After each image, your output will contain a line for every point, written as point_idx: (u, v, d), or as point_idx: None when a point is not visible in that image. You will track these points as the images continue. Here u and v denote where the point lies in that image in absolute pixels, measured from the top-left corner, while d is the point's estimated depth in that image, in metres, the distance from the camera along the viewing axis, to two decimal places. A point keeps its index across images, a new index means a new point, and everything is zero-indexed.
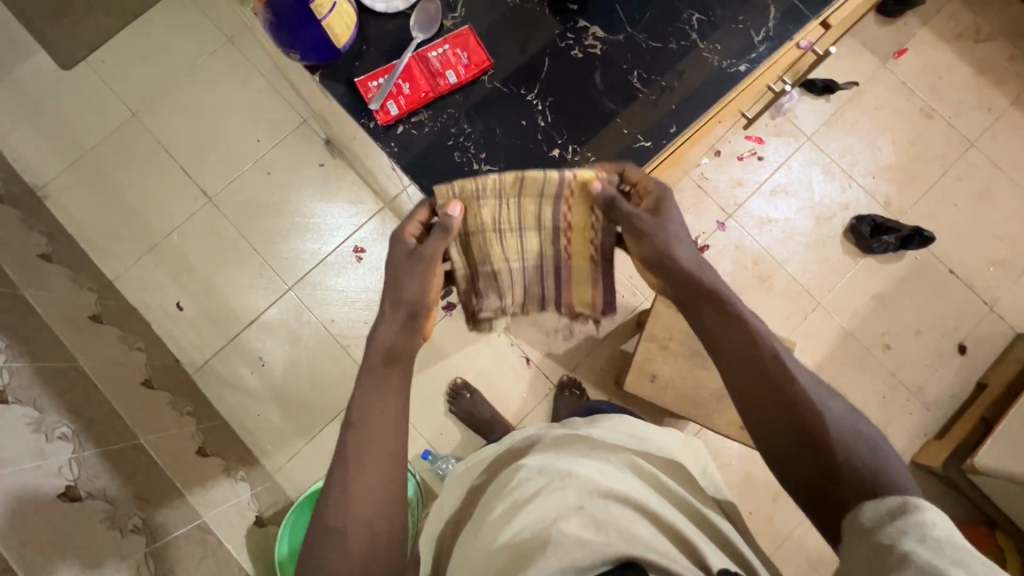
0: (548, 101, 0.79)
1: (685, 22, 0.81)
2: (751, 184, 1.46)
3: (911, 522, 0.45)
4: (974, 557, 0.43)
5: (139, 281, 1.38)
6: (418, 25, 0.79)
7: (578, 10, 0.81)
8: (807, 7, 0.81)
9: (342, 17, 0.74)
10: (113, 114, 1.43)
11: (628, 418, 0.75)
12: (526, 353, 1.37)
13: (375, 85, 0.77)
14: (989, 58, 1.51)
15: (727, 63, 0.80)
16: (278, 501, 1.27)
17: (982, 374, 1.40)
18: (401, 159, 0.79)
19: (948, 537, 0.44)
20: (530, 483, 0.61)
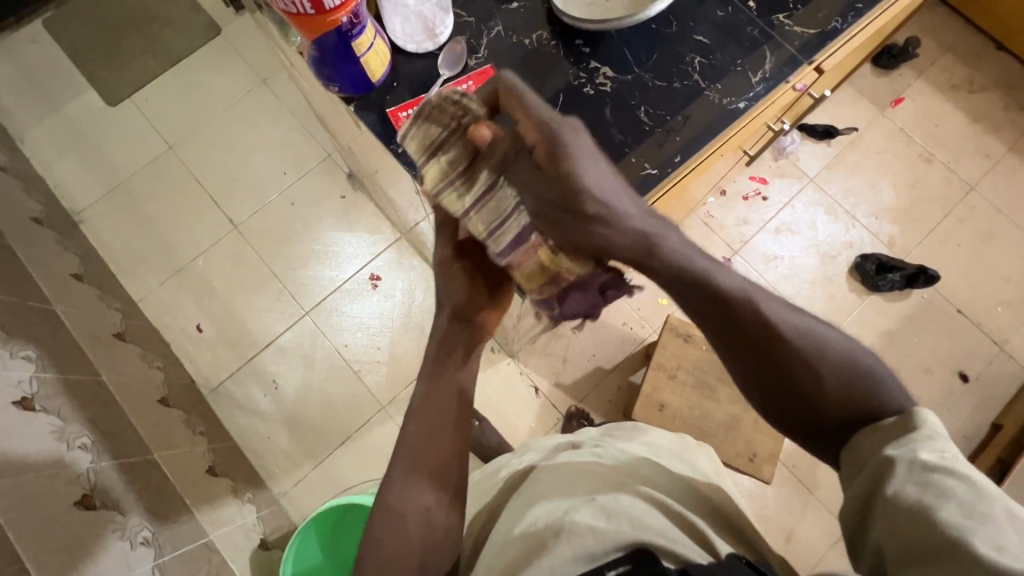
0: None
1: (688, 64, 0.87)
2: (756, 223, 1.50)
3: (900, 450, 0.48)
4: (964, 476, 0.44)
5: (162, 303, 1.43)
6: (446, 64, 0.86)
7: (589, 53, 0.88)
8: (801, 53, 0.87)
9: (378, 55, 0.81)
10: (152, 145, 1.53)
11: (643, 428, 0.76)
12: (535, 382, 1.38)
13: (404, 115, 0.84)
14: (984, 107, 1.58)
15: (727, 101, 0.86)
16: (284, 526, 1.27)
17: (996, 415, 1.38)
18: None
19: (938, 461, 0.45)
20: (545, 485, 0.64)
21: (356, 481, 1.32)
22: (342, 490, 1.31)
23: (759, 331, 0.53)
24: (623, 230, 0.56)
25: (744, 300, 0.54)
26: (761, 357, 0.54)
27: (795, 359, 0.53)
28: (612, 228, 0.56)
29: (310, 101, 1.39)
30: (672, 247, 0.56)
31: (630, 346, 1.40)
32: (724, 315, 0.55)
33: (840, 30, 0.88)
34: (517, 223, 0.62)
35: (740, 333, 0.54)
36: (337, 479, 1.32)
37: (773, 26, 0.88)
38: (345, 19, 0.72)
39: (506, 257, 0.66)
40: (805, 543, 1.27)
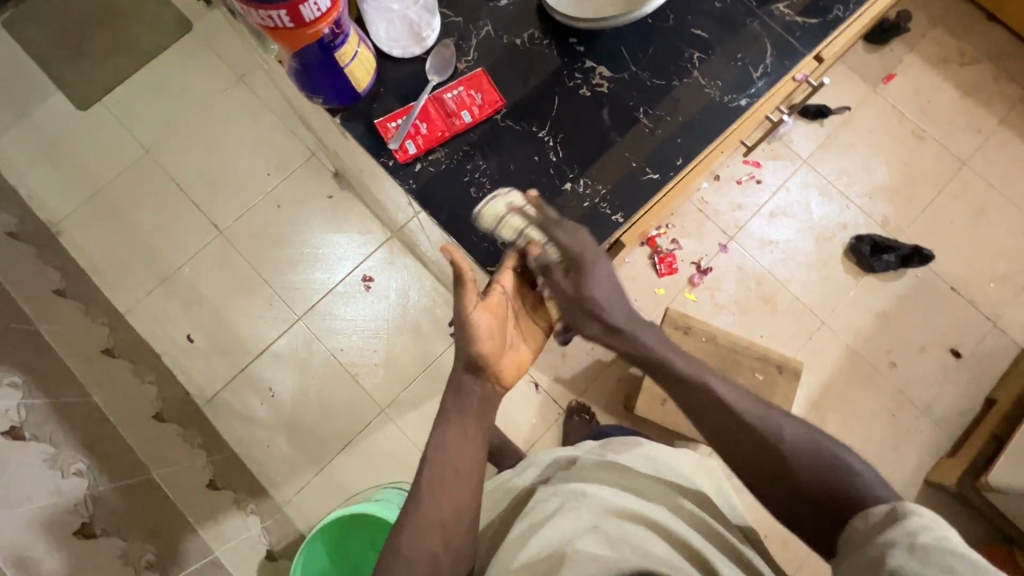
0: (559, 138, 0.83)
1: (687, 60, 0.84)
2: (750, 207, 1.49)
3: (902, 532, 0.52)
4: (963, 558, 0.48)
5: (150, 313, 1.39)
6: (434, 70, 0.83)
7: (584, 51, 0.84)
8: (801, 42, 0.85)
9: (363, 63, 0.78)
10: (127, 150, 1.47)
11: (643, 441, 0.76)
12: (535, 378, 1.37)
13: (393, 126, 0.81)
14: (975, 80, 1.56)
15: (729, 97, 0.84)
16: (290, 534, 1.26)
17: (990, 389, 1.39)
18: (418, 196, 0.81)
19: (938, 543, 0.49)
20: (547, 505, 0.68)
21: (359, 486, 1.31)
22: (345, 494, 1.31)
23: (739, 426, 0.65)
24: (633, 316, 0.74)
25: (721, 391, 0.67)
26: (734, 433, 0.65)
27: (767, 451, 0.63)
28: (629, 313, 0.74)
29: (291, 100, 1.34)
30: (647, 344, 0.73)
31: None
32: (695, 399, 0.68)
33: (841, 19, 0.85)
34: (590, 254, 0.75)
35: (719, 424, 0.66)
36: (341, 484, 1.31)
37: (774, 17, 0.85)
38: (327, 31, 0.68)
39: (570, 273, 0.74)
40: None
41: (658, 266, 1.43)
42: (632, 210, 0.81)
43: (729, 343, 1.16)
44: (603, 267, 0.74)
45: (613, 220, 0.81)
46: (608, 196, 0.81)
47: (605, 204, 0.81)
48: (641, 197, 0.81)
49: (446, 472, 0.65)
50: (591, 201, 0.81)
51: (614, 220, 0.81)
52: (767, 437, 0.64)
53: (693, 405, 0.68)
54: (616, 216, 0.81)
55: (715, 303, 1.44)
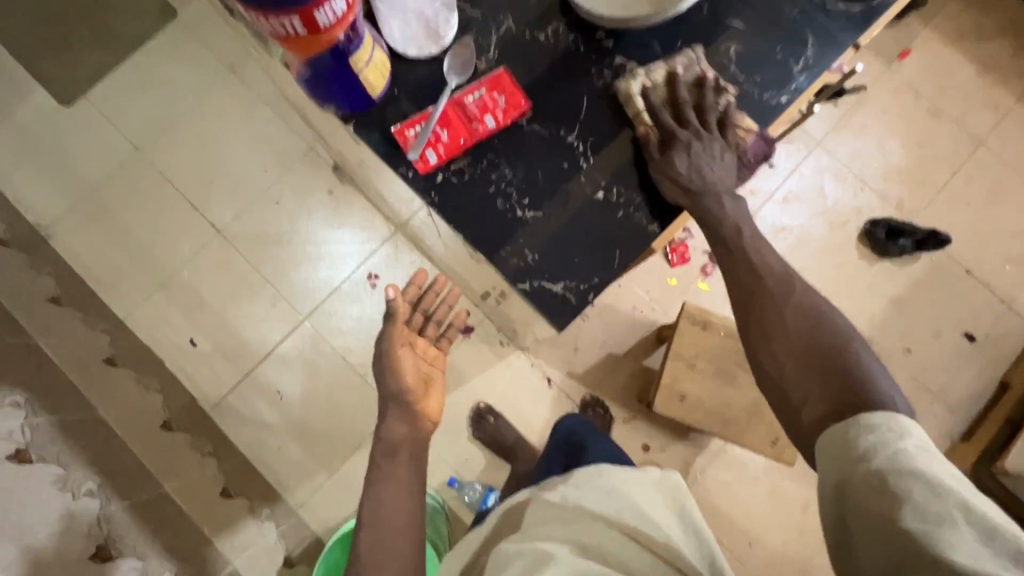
0: (590, 142, 0.79)
1: (724, 54, 0.80)
2: (763, 193, 1.45)
3: (876, 441, 0.56)
4: (920, 463, 0.53)
5: (150, 318, 1.35)
6: (453, 70, 0.79)
7: (613, 47, 0.80)
8: (844, 32, 0.81)
9: (377, 67, 0.73)
10: (117, 149, 1.41)
11: (601, 471, 0.81)
12: (547, 373, 1.36)
13: (412, 133, 0.77)
14: (993, 55, 1.52)
15: (768, 95, 0.80)
16: (305, 538, 1.26)
17: (1004, 373, 1.39)
18: (441, 209, 0.78)
19: (896, 454, 0.54)
20: (512, 568, 0.73)
21: None
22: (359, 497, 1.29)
23: (816, 331, 0.69)
24: (719, 183, 0.77)
25: (800, 300, 0.73)
26: (810, 332, 0.69)
27: (834, 356, 0.66)
28: (716, 184, 0.77)
29: (285, 92, 1.28)
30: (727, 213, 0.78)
31: (642, 329, 1.37)
32: (775, 285, 0.74)
33: (886, 5, 0.81)
34: (709, 142, 0.77)
35: (806, 341, 0.69)
36: (354, 486, 1.30)
37: (816, 5, 0.81)
38: (343, 36, 0.63)
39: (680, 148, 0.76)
40: None
41: (670, 256, 1.39)
42: (668, 219, 0.79)
43: None
44: (702, 143, 0.76)
45: (649, 230, 0.79)
46: (643, 205, 0.79)
47: (640, 213, 0.79)
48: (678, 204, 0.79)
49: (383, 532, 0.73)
50: (625, 210, 0.79)
51: (651, 230, 0.79)
52: (829, 343, 0.68)
53: (787, 320, 0.71)
54: (652, 226, 0.79)
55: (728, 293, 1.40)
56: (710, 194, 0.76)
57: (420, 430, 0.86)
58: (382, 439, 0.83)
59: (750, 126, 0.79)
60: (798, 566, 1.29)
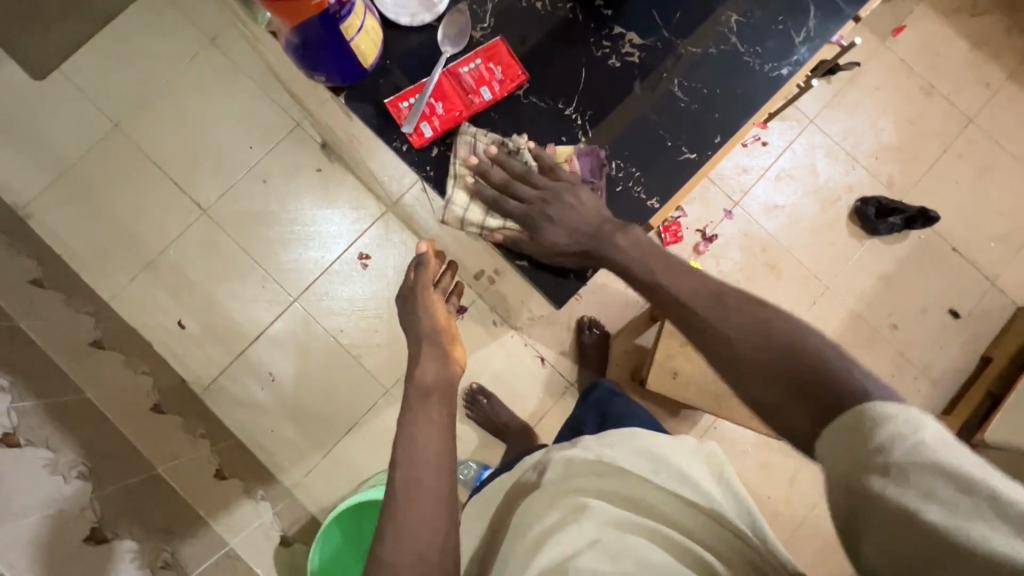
0: (587, 116, 0.78)
1: (724, 25, 0.80)
2: (756, 170, 1.45)
3: (885, 441, 0.46)
4: (946, 468, 0.42)
5: (137, 300, 1.32)
6: (448, 39, 0.77)
7: (613, 16, 0.79)
8: (844, 3, 0.80)
9: (369, 35, 0.71)
10: (96, 125, 1.36)
11: (638, 432, 0.85)
12: (540, 353, 1.36)
13: (405, 105, 0.75)
14: (986, 32, 1.51)
15: (769, 67, 0.79)
16: (302, 517, 1.26)
17: (986, 348, 1.42)
18: (437, 183, 0.76)
19: (913, 458, 0.44)
20: (549, 517, 0.74)
21: (370, 467, 1.30)
22: (356, 477, 1.30)
23: (776, 354, 0.58)
24: (606, 227, 0.71)
25: (742, 308, 0.62)
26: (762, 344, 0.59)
27: (812, 385, 0.54)
28: (599, 225, 0.71)
29: (270, 65, 1.23)
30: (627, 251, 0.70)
31: (635, 307, 1.38)
32: (721, 309, 0.63)
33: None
34: (567, 190, 0.72)
35: (760, 361, 0.58)
36: (350, 466, 1.30)
37: None
38: (333, 1, 0.61)
39: (546, 215, 0.71)
40: (808, 484, 1.35)
41: (663, 235, 1.39)
42: (667, 194, 0.78)
43: None
44: (555, 203, 0.71)
45: (648, 206, 0.78)
46: (643, 180, 0.78)
47: (639, 188, 0.78)
48: (677, 180, 0.78)
49: (423, 472, 0.67)
50: (624, 184, 0.78)
51: (650, 205, 0.78)
52: (794, 354, 0.57)
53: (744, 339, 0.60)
54: (652, 202, 0.78)
55: (720, 271, 1.41)
56: (606, 239, 0.70)
57: (451, 373, 0.79)
58: (416, 380, 0.76)
59: (567, 153, 0.76)
60: (784, 535, 1.33)
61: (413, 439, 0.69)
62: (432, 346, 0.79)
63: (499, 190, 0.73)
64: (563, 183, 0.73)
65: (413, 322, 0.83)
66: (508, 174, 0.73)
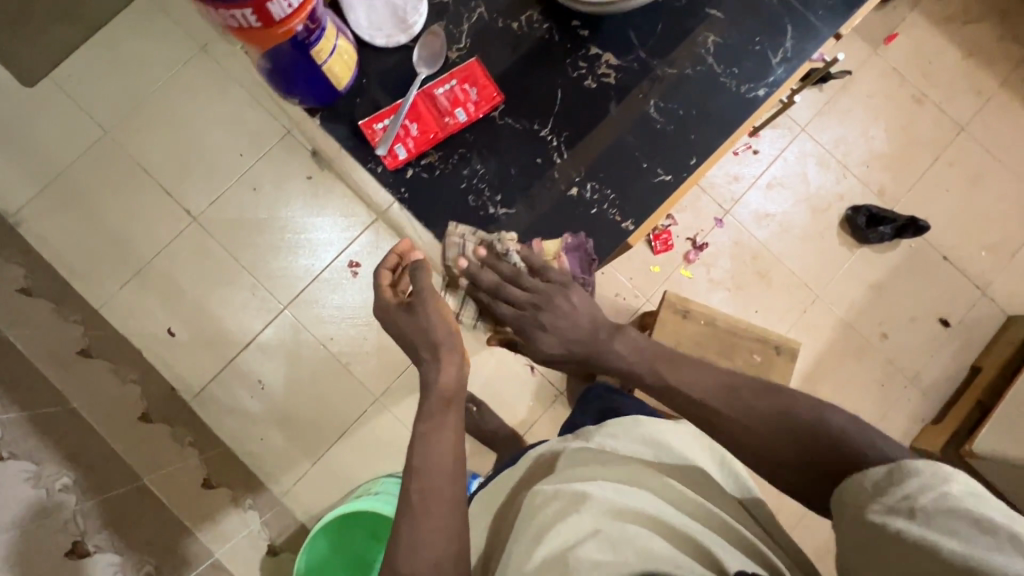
0: (563, 137, 0.79)
1: (702, 45, 0.80)
2: (747, 179, 1.45)
3: (906, 484, 0.51)
4: (969, 515, 0.47)
5: (126, 308, 1.32)
6: (422, 60, 0.77)
7: (589, 36, 0.79)
8: (822, 22, 0.80)
9: (342, 57, 0.71)
10: (86, 132, 1.36)
11: (639, 417, 0.85)
12: (530, 361, 1.36)
13: (380, 127, 0.76)
14: (978, 39, 1.51)
15: (746, 87, 0.79)
16: (290, 526, 1.26)
17: (976, 357, 1.42)
18: (411, 205, 0.78)
19: (939, 504, 0.48)
20: (550, 507, 0.74)
21: (358, 475, 1.30)
22: (345, 485, 1.30)
23: (792, 425, 0.63)
24: (598, 331, 0.75)
25: (753, 400, 0.66)
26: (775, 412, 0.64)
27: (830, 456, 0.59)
28: (589, 331, 0.74)
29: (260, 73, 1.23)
30: (622, 355, 0.74)
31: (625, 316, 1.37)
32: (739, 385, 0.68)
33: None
34: (558, 295, 0.74)
35: (781, 430, 0.63)
36: (339, 474, 1.30)
37: None
38: (303, 27, 0.62)
39: (538, 323, 0.73)
40: None
41: (654, 244, 1.39)
42: (643, 217, 0.79)
43: (728, 326, 1.13)
44: (547, 311, 0.73)
45: (623, 228, 0.78)
46: (618, 203, 0.78)
47: (615, 210, 0.78)
48: (652, 201, 0.79)
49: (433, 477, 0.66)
50: (600, 207, 0.78)
51: (625, 228, 0.78)
52: (810, 423, 0.62)
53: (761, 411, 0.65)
54: (627, 224, 0.79)
55: (710, 280, 1.41)
56: (600, 347, 0.74)
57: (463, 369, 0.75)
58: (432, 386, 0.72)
59: (554, 250, 0.77)
60: None
61: (429, 442, 0.69)
62: (446, 350, 0.74)
63: (491, 293, 0.75)
64: (554, 287, 0.74)
65: (422, 327, 0.74)
66: (498, 277, 0.75)
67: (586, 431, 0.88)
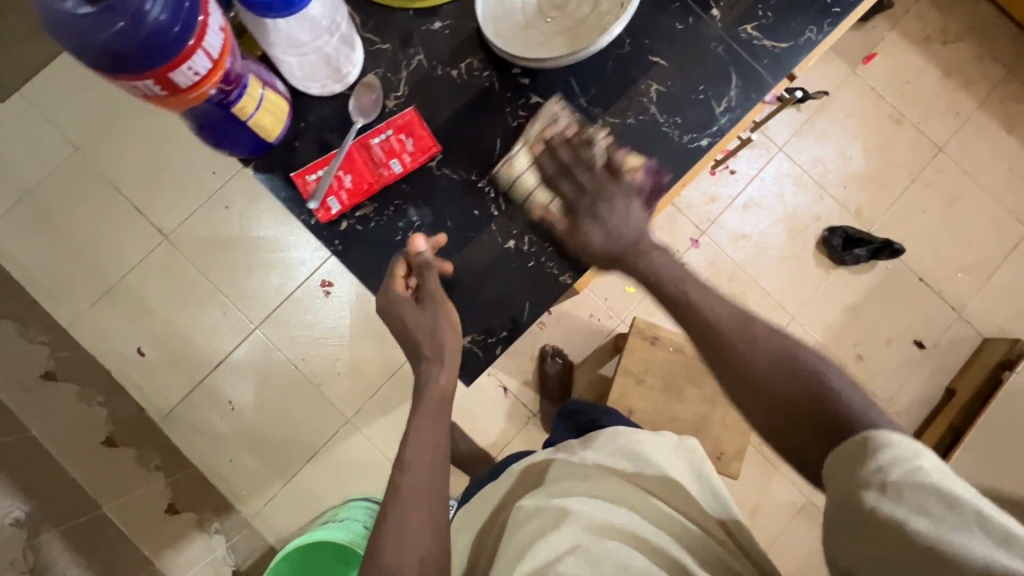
0: (501, 188, 0.80)
1: (644, 94, 0.81)
2: (724, 200, 1.45)
3: (882, 458, 0.48)
4: (937, 490, 0.45)
5: (95, 327, 1.31)
6: (358, 110, 0.79)
7: (529, 85, 0.80)
8: (768, 73, 0.81)
9: (272, 112, 0.74)
10: (56, 148, 1.35)
11: (620, 429, 0.84)
12: (503, 382, 1.36)
13: (313, 178, 0.78)
14: (957, 59, 1.50)
15: (688, 137, 0.80)
16: (258, 548, 1.26)
17: (951, 379, 1.42)
18: (344, 257, 0.80)
19: (910, 478, 0.46)
20: (530, 524, 0.73)
21: (329, 497, 1.30)
22: (315, 507, 1.29)
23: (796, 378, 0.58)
24: (641, 240, 0.72)
25: (762, 336, 0.61)
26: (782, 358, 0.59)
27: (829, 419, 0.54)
28: (636, 235, 0.72)
29: None
30: (659, 266, 0.70)
31: (599, 337, 1.37)
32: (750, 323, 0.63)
33: (813, 42, 0.81)
34: (619, 193, 0.73)
35: (783, 380, 0.58)
36: (309, 495, 1.29)
37: (740, 40, 0.81)
38: (216, 91, 0.64)
39: (591, 208, 0.73)
40: (770, 515, 1.35)
41: None
42: (580, 269, 0.80)
43: (696, 352, 1.13)
44: (604, 203, 0.73)
45: (560, 281, 0.80)
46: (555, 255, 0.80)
47: (552, 262, 0.80)
48: None
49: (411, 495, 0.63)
50: (537, 259, 0.80)
51: (561, 280, 0.80)
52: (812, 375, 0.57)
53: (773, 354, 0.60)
54: (564, 276, 0.80)
55: None
56: (638, 253, 0.71)
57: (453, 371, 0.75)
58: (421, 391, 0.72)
59: (638, 163, 0.76)
60: None
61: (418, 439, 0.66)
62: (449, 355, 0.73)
63: (555, 172, 0.75)
64: (621, 184, 0.74)
65: (431, 330, 0.72)
66: (569, 159, 0.75)
67: (571, 446, 0.87)
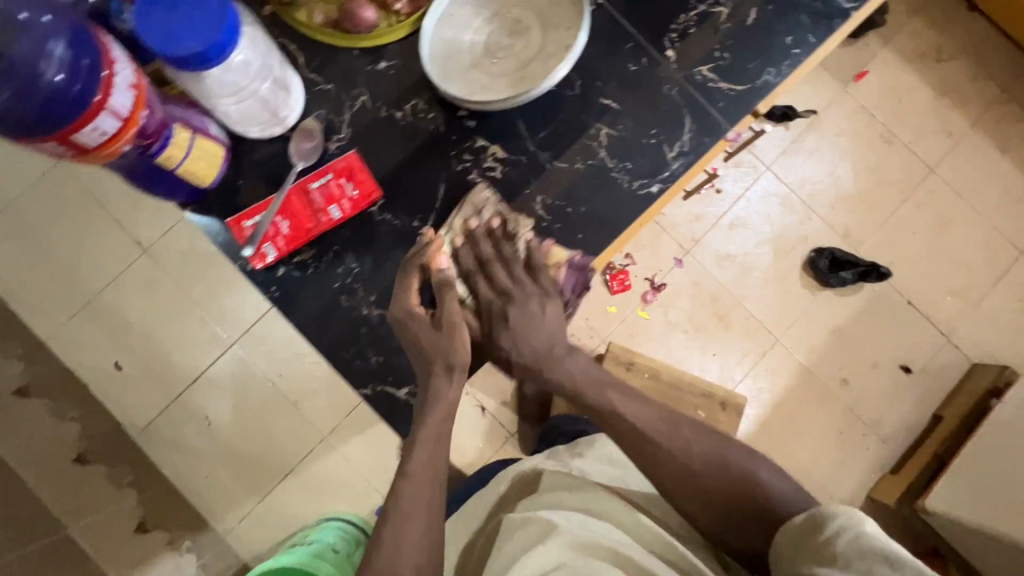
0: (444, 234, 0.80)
1: (593, 136, 0.81)
2: (709, 219, 1.43)
3: (830, 530, 0.55)
4: (879, 554, 0.51)
5: (72, 341, 1.31)
6: (298, 153, 0.81)
7: (475, 128, 0.81)
8: (725, 117, 0.80)
9: (204, 160, 0.76)
10: (38, 160, 1.35)
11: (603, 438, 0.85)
12: (481, 402, 1.35)
13: (249, 224, 0.79)
14: (951, 78, 1.48)
15: (638, 183, 0.80)
16: (230, 565, 1.25)
17: (938, 406, 1.39)
18: (281, 303, 0.81)
19: (857, 547, 0.52)
20: (519, 538, 0.71)
21: (302, 515, 1.29)
22: (288, 525, 1.28)
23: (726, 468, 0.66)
24: (552, 344, 0.77)
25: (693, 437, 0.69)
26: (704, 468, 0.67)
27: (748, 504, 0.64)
28: (546, 345, 0.76)
29: None
30: (570, 372, 0.75)
31: None
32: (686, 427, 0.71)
33: (771, 84, 0.80)
34: (533, 299, 0.77)
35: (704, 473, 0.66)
36: (283, 513, 1.29)
37: (696, 83, 0.80)
38: (131, 146, 0.68)
39: (504, 319, 0.77)
40: None
41: (611, 284, 1.37)
42: None
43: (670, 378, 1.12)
44: (518, 305, 0.77)
45: None
46: None
47: None
48: None
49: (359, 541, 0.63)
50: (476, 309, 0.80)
51: None
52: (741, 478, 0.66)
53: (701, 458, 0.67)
54: None
55: (666, 322, 1.39)
56: (546, 364, 0.76)
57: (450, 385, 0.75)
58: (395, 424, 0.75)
59: (559, 259, 0.80)
60: None
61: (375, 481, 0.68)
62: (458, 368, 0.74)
63: (473, 273, 0.79)
64: (539, 284, 0.78)
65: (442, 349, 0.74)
66: (495, 255, 0.79)
67: (560, 452, 0.86)
